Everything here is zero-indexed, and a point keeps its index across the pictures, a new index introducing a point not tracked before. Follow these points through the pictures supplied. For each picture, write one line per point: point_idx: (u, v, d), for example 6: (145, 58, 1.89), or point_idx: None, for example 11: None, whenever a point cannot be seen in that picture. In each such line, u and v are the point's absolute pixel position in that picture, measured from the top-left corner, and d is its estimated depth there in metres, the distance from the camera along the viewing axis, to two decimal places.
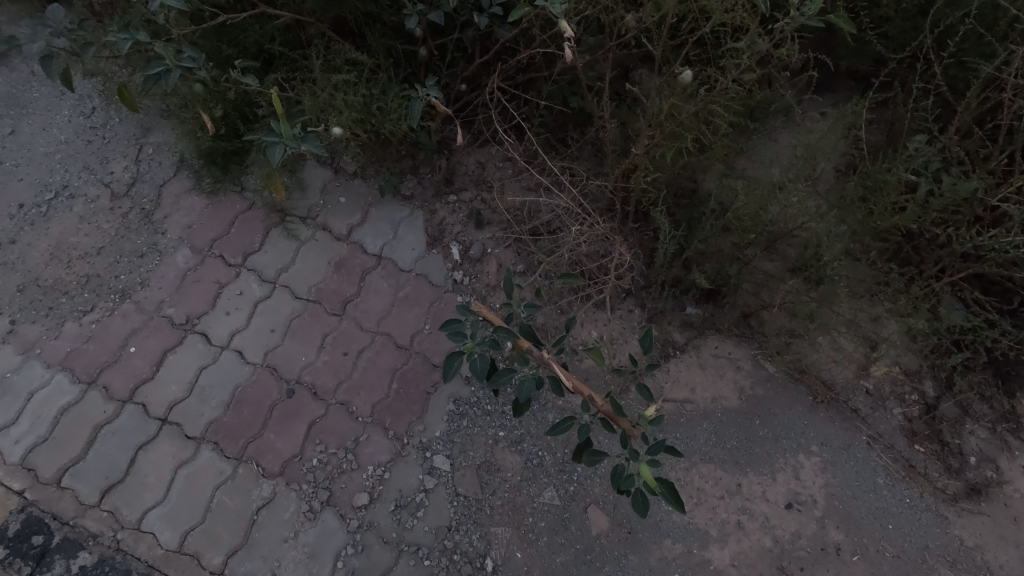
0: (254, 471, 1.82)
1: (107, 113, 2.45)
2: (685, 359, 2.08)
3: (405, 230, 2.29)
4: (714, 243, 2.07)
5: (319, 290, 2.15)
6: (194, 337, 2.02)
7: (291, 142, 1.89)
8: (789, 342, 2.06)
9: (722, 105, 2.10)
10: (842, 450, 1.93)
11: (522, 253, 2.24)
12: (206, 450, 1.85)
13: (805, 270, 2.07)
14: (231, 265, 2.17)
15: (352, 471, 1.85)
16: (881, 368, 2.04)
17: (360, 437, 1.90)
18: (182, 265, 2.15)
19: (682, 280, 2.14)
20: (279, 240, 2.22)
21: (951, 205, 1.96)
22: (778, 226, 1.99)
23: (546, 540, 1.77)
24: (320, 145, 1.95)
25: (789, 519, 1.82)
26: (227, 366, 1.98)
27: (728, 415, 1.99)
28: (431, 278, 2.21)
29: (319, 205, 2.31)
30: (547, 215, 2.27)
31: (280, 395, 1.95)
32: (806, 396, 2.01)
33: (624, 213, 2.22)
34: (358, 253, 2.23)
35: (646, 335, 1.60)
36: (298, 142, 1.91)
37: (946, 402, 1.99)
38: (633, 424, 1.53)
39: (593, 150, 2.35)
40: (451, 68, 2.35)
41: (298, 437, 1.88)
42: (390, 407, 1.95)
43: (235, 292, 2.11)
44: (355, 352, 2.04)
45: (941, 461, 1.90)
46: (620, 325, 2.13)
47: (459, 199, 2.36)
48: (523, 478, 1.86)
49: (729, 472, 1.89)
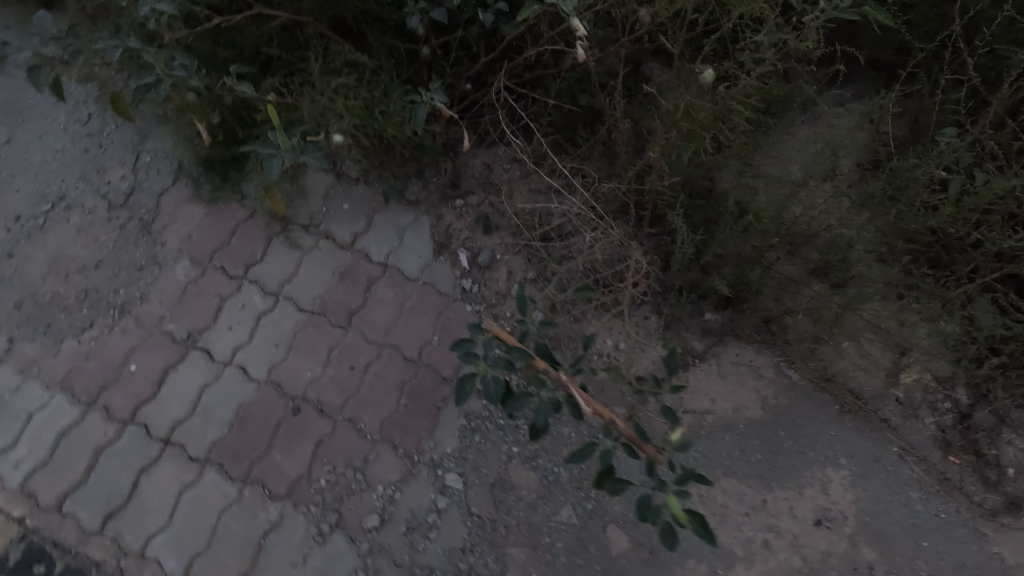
0: (261, 494, 1.76)
1: (103, 120, 2.37)
2: (705, 367, 2.01)
3: (411, 237, 2.22)
4: (732, 245, 1.95)
5: (324, 301, 2.07)
6: (196, 353, 1.95)
7: (289, 154, 1.87)
8: (814, 348, 1.98)
9: (740, 103, 1.96)
10: (871, 462, 1.85)
11: (534, 260, 2.18)
12: (210, 472, 1.77)
13: (828, 273, 1.97)
14: (232, 276, 2.09)
15: (360, 492, 1.79)
16: (912, 376, 1.95)
17: (369, 456, 1.84)
18: (182, 278, 2.08)
19: (700, 285, 2.04)
20: (281, 250, 2.15)
21: (987, 202, 1.86)
22: (801, 228, 1.92)
23: (564, 561, 1.73)
24: (320, 156, 1.93)
25: (817, 538, 1.75)
26: (230, 383, 1.91)
27: (751, 426, 1.91)
28: (438, 286, 2.14)
29: (322, 212, 2.23)
30: (558, 220, 2.19)
31: (284, 412, 1.88)
32: (831, 406, 1.93)
33: (640, 216, 2.15)
34: (363, 261, 2.16)
35: (669, 355, 1.56)
36: (297, 154, 1.90)
37: (981, 410, 1.90)
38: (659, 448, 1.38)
39: (603, 150, 2.27)
40: (455, 67, 2.25)
41: (304, 456, 1.82)
42: (399, 422, 1.90)
43: (237, 305, 2.04)
44: (362, 366, 1.98)
45: (977, 474, 1.82)
46: (636, 333, 2.05)
47: (466, 203, 2.29)
48: (539, 497, 1.81)
49: (753, 487, 1.82)
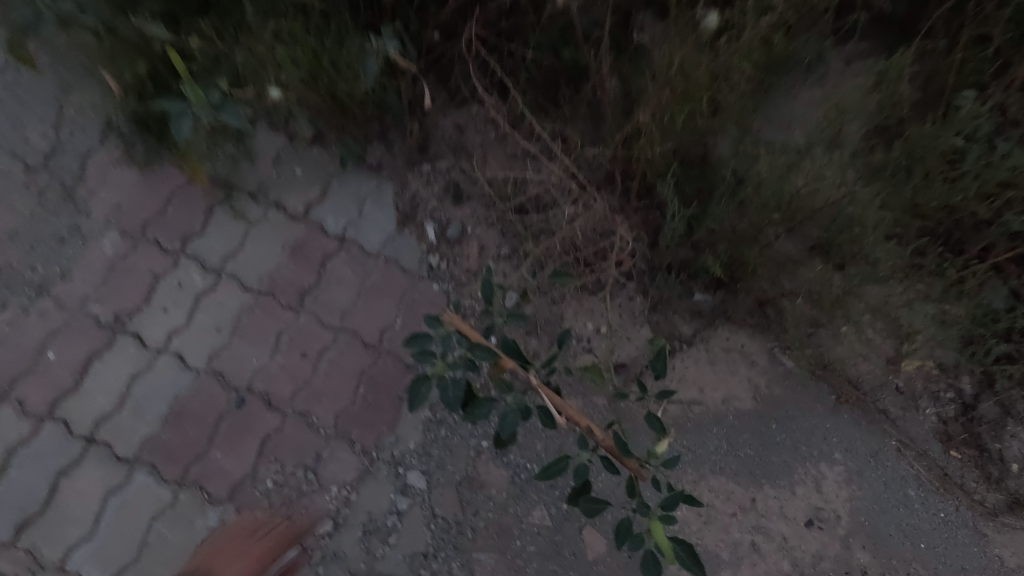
0: (199, 497, 1.59)
1: (15, 70, 1.99)
2: (693, 353, 1.85)
3: (372, 208, 1.99)
4: (727, 222, 1.75)
5: (272, 280, 1.85)
6: (126, 338, 1.73)
7: (204, 112, 1.66)
8: (811, 333, 1.80)
9: (742, 58, 1.69)
10: (867, 459, 1.73)
11: (508, 233, 1.98)
12: (141, 474, 1.59)
13: (827, 251, 1.76)
14: (167, 250, 1.85)
15: (312, 494, 1.63)
16: (914, 363, 1.81)
17: (322, 453, 1.67)
18: (111, 254, 1.83)
19: (690, 264, 1.84)
20: (224, 221, 1.90)
21: (1009, 174, 1.66)
22: (807, 203, 1.70)
23: (536, 566, 1.60)
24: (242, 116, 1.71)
25: (809, 540, 1.65)
26: (166, 372, 1.70)
27: (742, 418, 1.77)
28: (402, 262, 1.94)
29: (271, 177, 1.96)
30: (535, 189, 1.98)
31: (227, 406, 1.69)
32: (828, 396, 1.79)
33: (626, 187, 1.93)
34: (318, 234, 1.92)
35: (658, 359, 1.40)
36: (215, 111, 1.69)
37: (985, 401, 1.78)
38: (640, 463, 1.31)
39: (589, 110, 1.98)
40: (421, 12, 1.97)
41: (248, 454, 1.65)
42: (356, 417, 1.72)
43: (172, 284, 1.81)
44: (315, 353, 1.78)
45: (980, 470, 1.72)
46: (619, 316, 1.89)
47: (434, 168, 2.06)
48: (510, 496, 1.66)
49: (742, 485, 1.70)
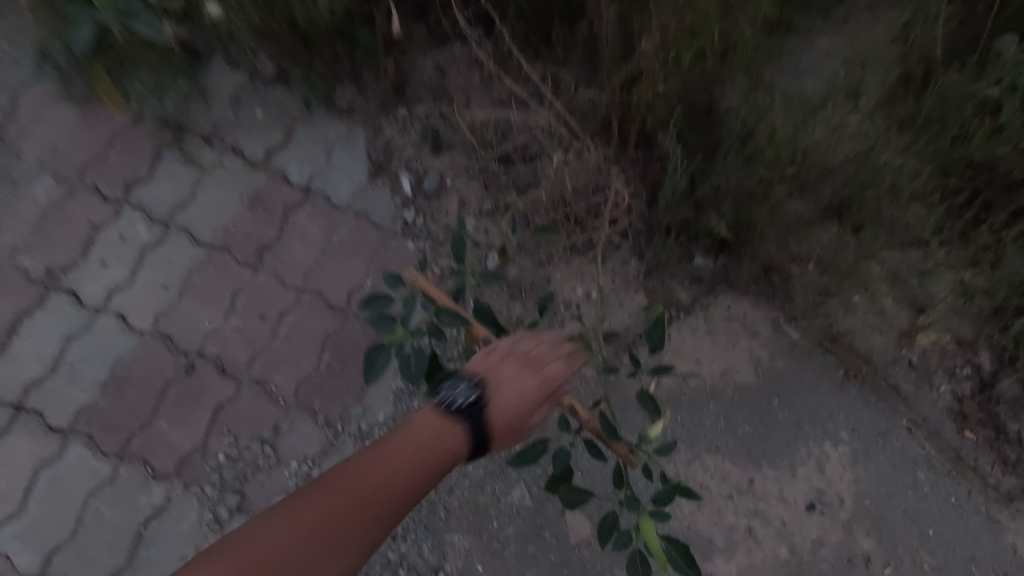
0: (142, 472, 1.46)
1: None
2: (691, 323, 1.69)
3: (341, 155, 1.78)
4: (734, 177, 1.57)
5: (228, 233, 1.66)
6: (61, 296, 1.56)
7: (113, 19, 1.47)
8: (821, 302, 1.64)
9: None
10: (875, 439, 1.60)
11: (492, 187, 1.79)
12: (75, 447, 1.47)
13: (842, 213, 1.58)
14: (107, 199, 1.64)
15: (270, 470, 1.49)
16: (930, 337, 1.65)
17: (281, 426, 1.52)
18: (44, 203, 1.62)
19: (692, 225, 1.66)
20: (173, 166, 1.69)
21: None
22: (822, 158, 1.51)
23: (514, 550, 1.48)
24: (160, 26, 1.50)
25: (809, 525, 1.54)
26: (105, 334, 1.54)
27: (741, 394, 1.63)
28: (374, 218, 1.74)
29: (228, 120, 1.74)
30: (522, 137, 1.78)
31: (175, 372, 1.53)
32: (835, 371, 1.65)
33: (624, 135, 1.72)
34: (279, 184, 1.72)
35: (653, 327, 1.23)
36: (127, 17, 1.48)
37: (1004, 379, 1.61)
38: (630, 448, 1.17)
39: (585, 51, 1.75)
40: None
41: (197, 426, 1.50)
42: (320, 386, 1.56)
43: (114, 237, 1.62)
44: (275, 315, 1.60)
45: (996, 452, 1.58)
46: (612, 281, 1.74)
47: (411, 114, 1.83)
48: (488, 474, 1.51)
49: (739, 465, 1.58)
